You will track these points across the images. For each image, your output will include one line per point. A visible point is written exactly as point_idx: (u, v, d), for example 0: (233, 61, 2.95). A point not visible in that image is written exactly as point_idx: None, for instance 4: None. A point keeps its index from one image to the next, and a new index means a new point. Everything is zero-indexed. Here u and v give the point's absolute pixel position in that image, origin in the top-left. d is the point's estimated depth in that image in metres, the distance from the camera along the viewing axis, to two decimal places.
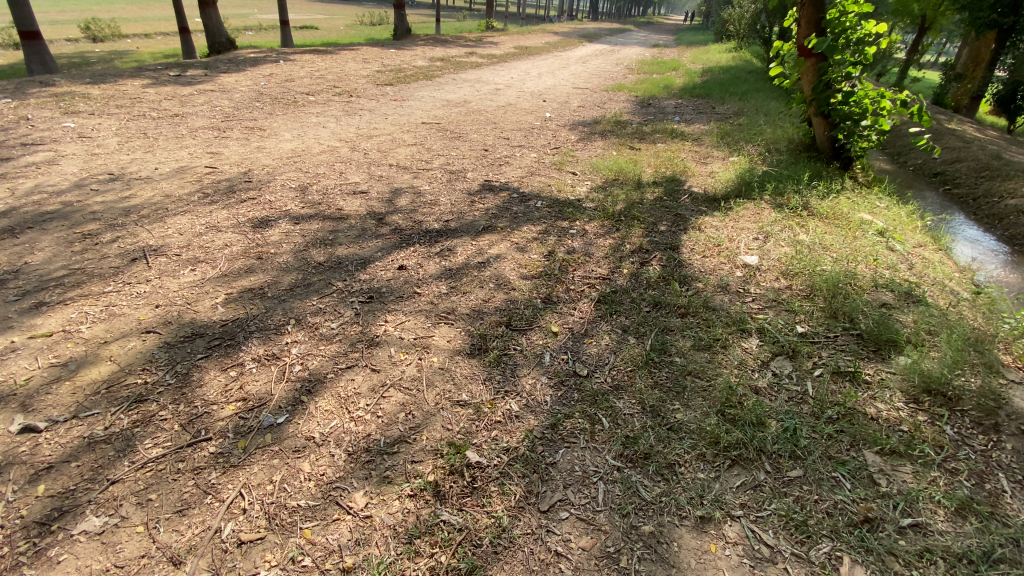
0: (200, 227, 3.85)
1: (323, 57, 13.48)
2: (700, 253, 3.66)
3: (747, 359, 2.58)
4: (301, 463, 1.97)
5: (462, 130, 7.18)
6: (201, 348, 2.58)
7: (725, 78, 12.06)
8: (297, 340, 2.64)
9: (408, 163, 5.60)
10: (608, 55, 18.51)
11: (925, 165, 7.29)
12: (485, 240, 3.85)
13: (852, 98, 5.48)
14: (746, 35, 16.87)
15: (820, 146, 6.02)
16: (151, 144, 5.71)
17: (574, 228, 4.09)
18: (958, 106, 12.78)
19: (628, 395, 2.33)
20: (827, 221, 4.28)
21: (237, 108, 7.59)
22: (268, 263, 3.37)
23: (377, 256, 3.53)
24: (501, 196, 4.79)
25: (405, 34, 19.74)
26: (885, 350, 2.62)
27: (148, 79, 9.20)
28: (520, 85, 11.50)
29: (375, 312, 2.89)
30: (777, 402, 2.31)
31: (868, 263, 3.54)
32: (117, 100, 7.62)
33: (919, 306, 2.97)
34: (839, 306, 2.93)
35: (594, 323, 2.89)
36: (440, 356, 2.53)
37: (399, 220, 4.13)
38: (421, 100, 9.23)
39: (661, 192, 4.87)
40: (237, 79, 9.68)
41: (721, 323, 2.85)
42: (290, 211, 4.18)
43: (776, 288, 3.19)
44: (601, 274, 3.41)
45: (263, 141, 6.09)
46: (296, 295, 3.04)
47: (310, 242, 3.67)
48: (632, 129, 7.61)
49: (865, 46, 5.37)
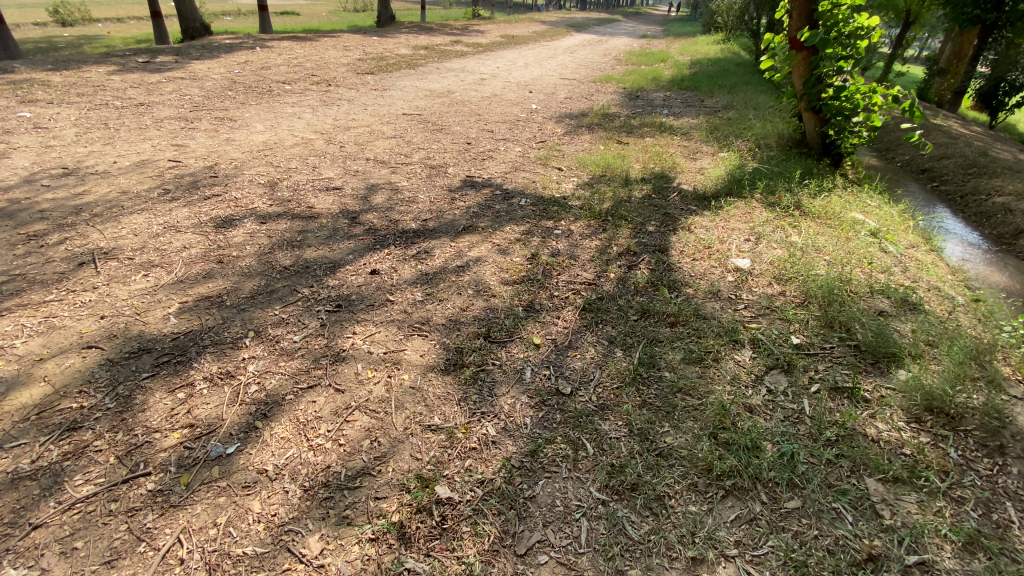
0: (157, 227, 3.57)
1: (302, 43, 13.02)
2: (690, 256, 3.50)
3: (740, 374, 2.42)
4: (251, 502, 1.76)
5: (444, 122, 6.93)
6: (148, 365, 2.34)
7: (713, 70, 11.92)
8: (255, 357, 2.42)
9: (387, 157, 5.34)
10: (596, 45, 18.24)
11: (913, 161, 7.22)
12: (465, 241, 3.64)
13: (844, 93, 5.34)
14: (736, 26, 16.72)
15: (811, 142, 5.89)
16: (111, 135, 5.37)
17: (559, 228, 3.90)
18: (940, 101, 12.82)
19: (614, 417, 2.16)
20: (819, 221, 4.15)
21: (208, 97, 7.22)
22: (229, 268, 3.13)
23: (348, 259, 3.30)
24: (484, 193, 4.58)
25: (389, 21, 19.23)
26: (884, 363, 2.48)
27: (115, 66, 8.75)
28: (506, 75, 11.22)
29: (343, 323, 2.67)
30: (773, 422, 2.15)
31: (862, 267, 3.41)
32: (78, 87, 7.20)
33: (917, 315, 2.84)
34: (835, 315, 2.79)
35: (578, 333, 2.71)
36: (411, 373, 2.33)
37: (374, 220, 3.90)
38: (403, 90, 8.92)
39: (649, 190, 4.69)
40: (210, 66, 9.27)
41: (712, 333, 2.69)
42: (257, 209, 3.92)
43: (769, 294, 3.04)
44: (586, 279, 3.22)
45: (234, 133, 5.77)
46: (257, 303, 2.81)
47: (277, 244, 3.43)
48: (620, 122, 7.40)
49: (858, 39, 5.22)
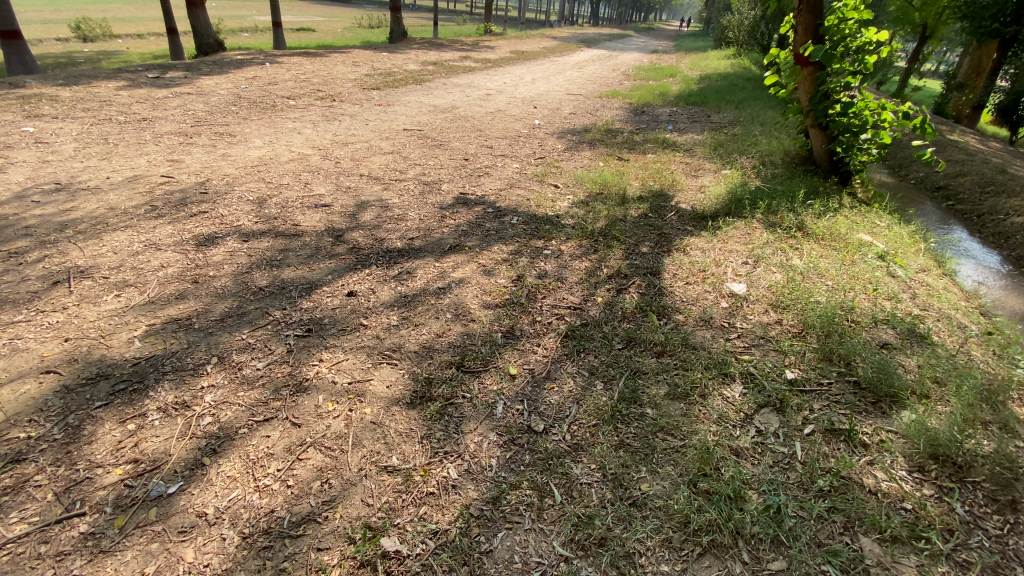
0: (138, 245, 3.52)
1: (312, 59, 13.20)
2: (683, 279, 3.34)
3: (727, 412, 2.25)
4: (184, 549, 1.64)
5: (444, 138, 6.88)
6: (103, 394, 2.25)
7: (722, 85, 11.79)
8: (214, 386, 2.32)
9: (381, 173, 5.28)
10: (605, 60, 18.24)
11: (927, 178, 6.99)
12: (449, 261, 3.53)
13: (852, 109, 5.17)
14: (747, 41, 16.60)
15: (817, 159, 5.71)
16: (110, 151, 5.40)
17: (549, 248, 3.77)
18: (959, 116, 12.57)
19: (587, 459, 2.00)
20: (823, 242, 3.97)
21: (211, 112, 7.27)
22: (204, 288, 3.05)
23: (326, 279, 3.20)
24: (475, 210, 4.47)
25: (401, 37, 19.48)
26: (886, 403, 2.29)
27: (125, 82, 8.91)
28: (512, 90, 11.21)
29: (310, 349, 2.56)
30: (760, 469, 1.97)
31: (867, 293, 3.22)
32: (85, 102, 7.30)
33: (924, 348, 2.64)
34: (834, 347, 2.61)
35: (558, 362, 2.55)
36: (374, 406, 2.20)
37: (359, 238, 3.81)
38: (406, 105, 8.92)
39: (646, 208, 4.55)
40: (218, 81, 9.39)
41: (700, 365, 2.53)
42: (242, 227, 3.85)
43: (764, 322, 2.86)
44: (572, 303, 3.08)
45: (231, 148, 5.77)
46: (225, 327, 2.72)
47: (256, 263, 3.34)
48: (623, 138, 7.29)
49: (866, 55, 5.06)
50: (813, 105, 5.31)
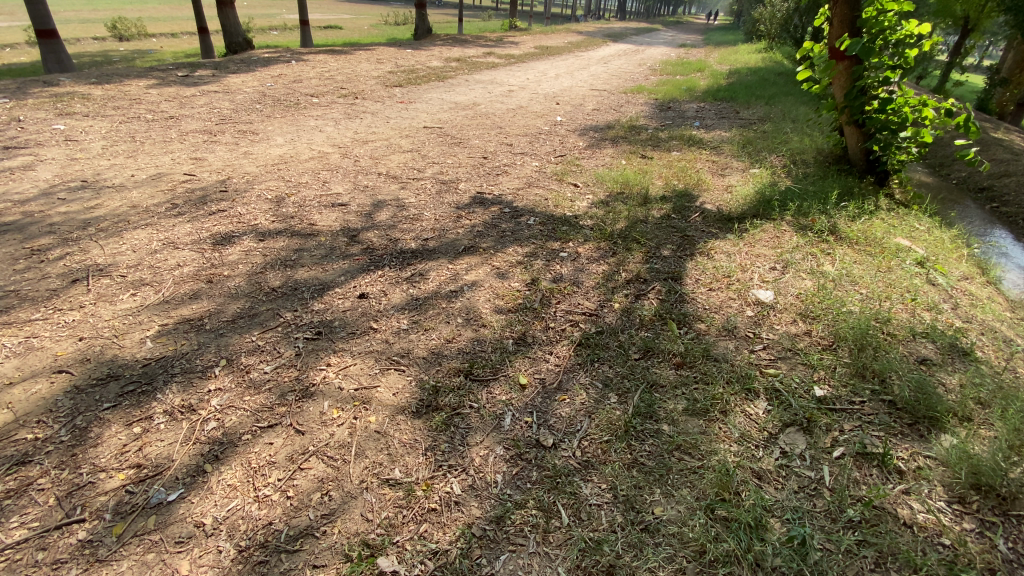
0: (156, 243, 3.55)
1: (336, 56, 13.29)
2: (706, 285, 3.19)
3: (750, 431, 2.11)
4: (180, 561, 1.61)
5: (464, 136, 6.82)
6: (112, 395, 2.26)
7: (752, 80, 11.40)
8: (221, 390, 2.30)
9: (399, 172, 5.24)
10: (631, 55, 17.90)
11: (970, 178, 6.60)
12: (463, 263, 3.45)
13: (891, 105, 4.88)
14: (778, 34, 16.02)
15: (853, 158, 5.43)
16: (136, 149, 5.50)
17: (565, 250, 3.66)
18: (1002, 113, 11.88)
19: (597, 479, 1.90)
20: (857, 247, 3.75)
21: (236, 110, 7.37)
22: (216, 289, 3.05)
23: (338, 280, 3.17)
24: (492, 210, 4.39)
25: (425, 33, 19.48)
26: (925, 426, 2.12)
27: (155, 80, 9.10)
28: (535, 87, 11.07)
29: (318, 353, 2.52)
30: (783, 495, 1.84)
31: (905, 303, 3.01)
32: (117, 101, 7.49)
33: (968, 365, 2.44)
34: (868, 363, 2.43)
35: (571, 372, 2.45)
36: (379, 414, 2.15)
37: (373, 238, 3.76)
38: (428, 102, 8.90)
39: (669, 209, 4.39)
40: (244, 79, 9.53)
41: (722, 379, 2.39)
42: (259, 226, 3.85)
43: (791, 333, 2.70)
44: (587, 309, 2.97)
45: (253, 146, 5.81)
46: (235, 328, 2.70)
47: (270, 263, 3.33)
48: (647, 135, 7.09)
49: (908, 48, 4.77)
50: (849, 101, 5.04)
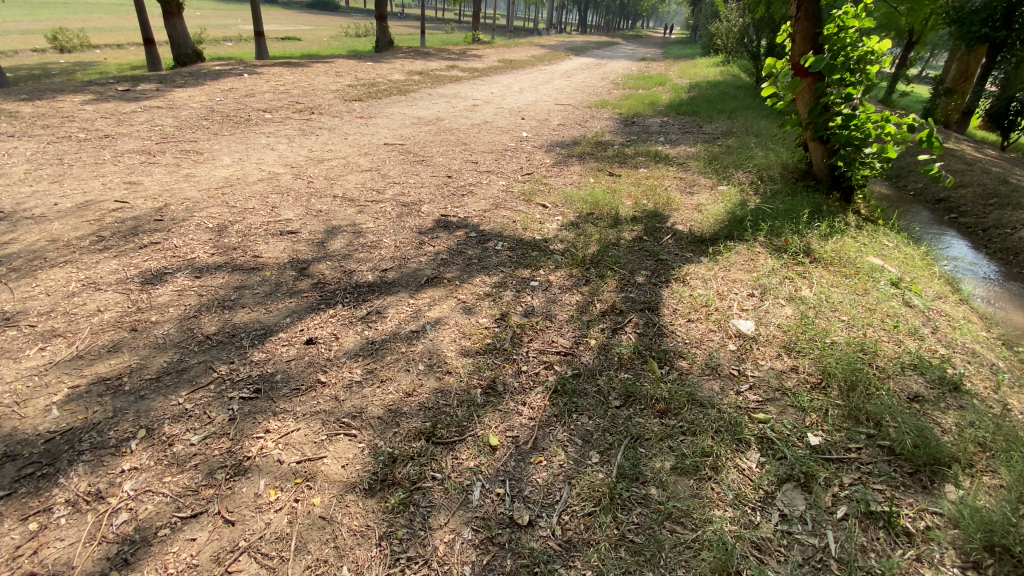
0: (74, 284, 3.13)
1: (293, 69, 12.81)
2: (685, 316, 3.02)
3: (744, 490, 1.91)
4: None
5: (426, 153, 6.55)
6: (3, 480, 1.88)
7: (712, 94, 11.58)
8: (137, 470, 1.94)
9: (356, 193, 4.92)
10: (594, 68, 18.09)
11: (926, 189, 6.75)
12: (426, 297, 3.17)
13: (854, 122, 4.89)
14: (735, 49, 16.48)
15: (818, 174, 5.44)
16: (62, 172, 4.99)
17: (536, 279, 3.43)
18: (948, 121, 12.45)
19: (580, 564, 1.65)
20: (832, 268, 3.67)
21: (179, 128, 6.88)
22: (141, 338, 2.66)
23: (284, 323, 2.84)
24: (457, 235, 4.13)
25: (387, 46, 19.14)
26: (927, 476, 1.96)
27: (92, 95, 8.48)
28: (499, 101, 10.91)
29: (256, 417, 2.19)
30: (787, 571, 1.64)
31: (886, 330, 2.92)
32: (45, 119, 6.88)
33: (960, 401, 2.33)
34: (860, 404, 2.29)
35: (546, 427, 2.20)
36: (326, 494, 1.85)
37: (325, 271, 3.43)
38: (389, 117, 8.59)
39: (641, 231, 4.24)
40: (191, 94, 9.00)
41: (710, 428, 2.19)
42: (196, 260, 3.47)
43: (777, 370, 2.54)
44: (562, 347, 2.73)
45: (196, 167, 5.37)
46: (159, 389, 2.34)
47: (207, 304, 2.97)
48: (614, 151, 7.00)
49: (868, 65, 4.81)
50: (814, 117, 5.04)
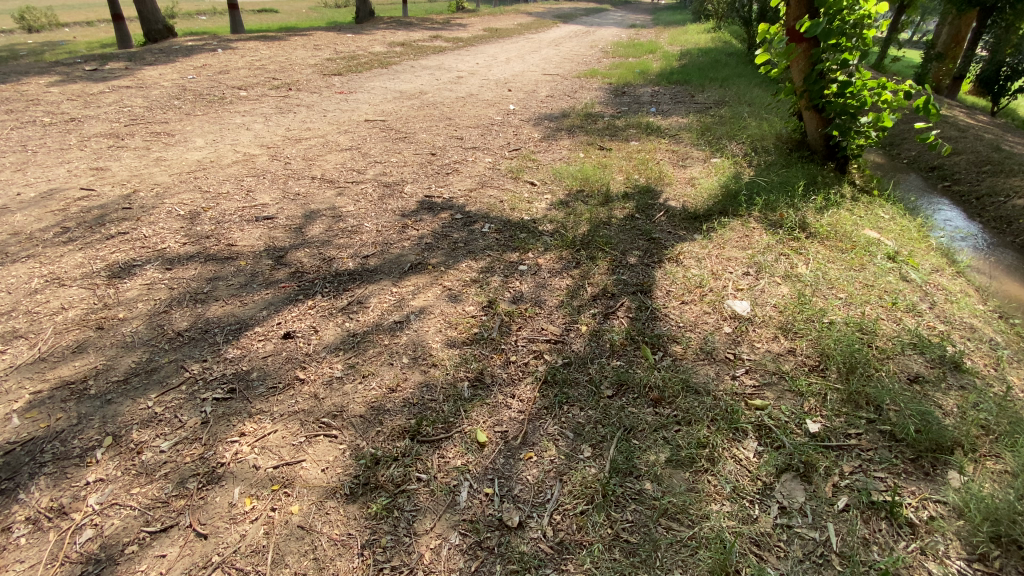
0: (37, 280, 2.96)
1: (270, 43, 12.29)
2: (679, 298, 2.91)
3: (742, 483, 1.84)
4: None
5: (409, 129, 6.31)
6: None
7: (704, 61, 11.27)
8: (103, 482, 1.85)
9: (336, 174, 4.72)
10: (583, 37, 17.56)
11: (921, 157, 6.63)
12: (410, 284, 3.04)
13: (850, 89, 4.73)
14: (726, 14, 16.03)
15: (813, 144, 5.29)
16: (26, 159, 4.73)
17: (524, 262, 3.30)
18: (938, 87, 12.16)
19: (572, 568, 1.58)
20: (828, 243, 3.57)
21: (150, 108, 6.56)
22: (109, 338, 2.53)
23: (259, 317, 2.70)
24: (442, 217, 3.97)
25: (368, 16, 18.42)
26: (928, 463, 1.91)
27: (57, 76, 8.07)
28: (485, 72, 10.54)
29: (230, 419, 2.09)
30: (787, 567, 1.58)
31: (884, 307, 2.84)
32: (7, 102, 6.54)
33: (961, 382, 2.27)
34: (859, 388, 2.22)
35: (536, 420, 2.10)
36: (304, 501, 1.76)
37: (303, 258, 3.28)
38: (371, 92, 8.26)
39: (632, 208, 4.11)
40: (162, 72, 8.59)
41: (705, 416, 2.10)
42: (166, 250, 3.30)
43: (773, 353, 2.46)
44: (552, 335, 2.62)
45: (166, 150, 5.11)
46: (128, 392, 2.22)
47: (178, 298, 2.83)
48: (604, 123, 6.78)
49: (864, 29, 4.63)
50: (809, 85, 4.87)
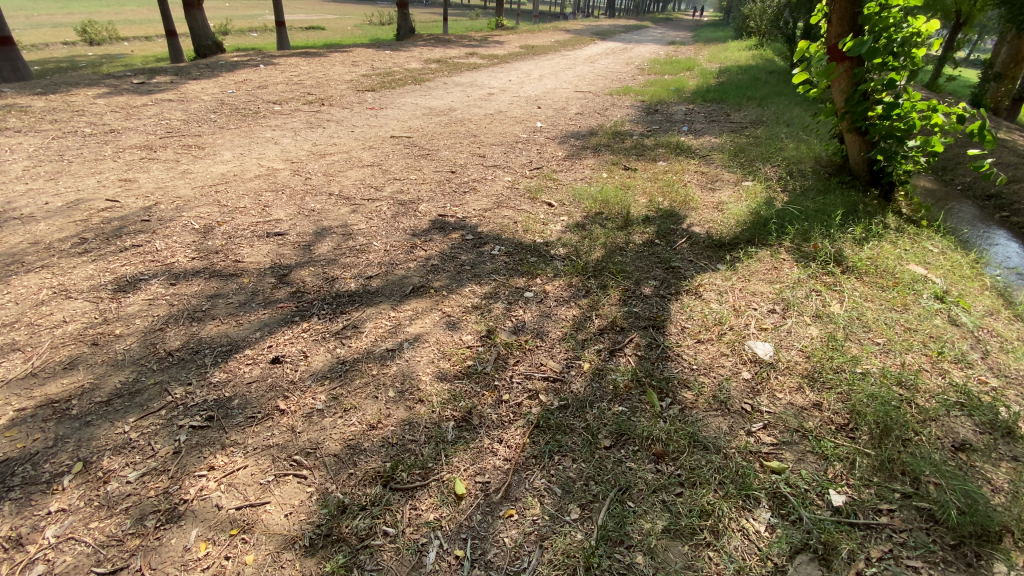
0: (46, 292, 3.00)
1: (310, 59, 12.69)
2: (695, 335, 2.68)
3: (748, 563, 1.61)
4: None
5: (433, 146, 6.28)
6: None
7: (743, 79, 10.93)
8: (64, 512, 1.79)
9: (354, 191, 4.71)
10: (619, 54, 17.41)
11: (976, 184, 6.14)
12: (409, 309, 2.92)
13: (896, 112, 4.39)
14: (768, 31, 15.59)
15: (856, 169, 4.94)
16: (61, 169, 4.93)
17: (531, 288, 3.14)
18: (997, 107, 11.39)
19: None
20: (867, 278, 3.26)
21: (186, 121, 6.79)
22: (101, 355, 2.51)
23: (251, 338, 2.64)
24: (453, 237, 3.86)
25: (408, 34, 18.84)
26: (972, 553, 1.64)
27: (107, 89, 8.49)
28: (516, 89, 10.53)
29: (202, 450, 2.01)
30: None
31: (928, 357, 2.53)
32: (57, 114, 6.89)
33: (1017, 454, 1.96)
34: (894, 455, 1.95)
35: (522, 471, 1.92)
36: (261, 551, 1.64)
37: (306, 278, 3.22)
38: (400, 108, 8.34)
39: (653, 233, 3.89)
40: (204, 86, 8.93)
41: (712, 478, 1.88)
42: (174, 265, 3.31)
43: (796, 407, 2.20)
44: (551, 372, 2.44)
45: (194, 163, 5.24)
46: (107, 414, 2.18)
47: (175, 315, 2.80)
48: (632, 142, 6.58)
49: (914, 47, 4.29)
50: (851, 106, 4.55)
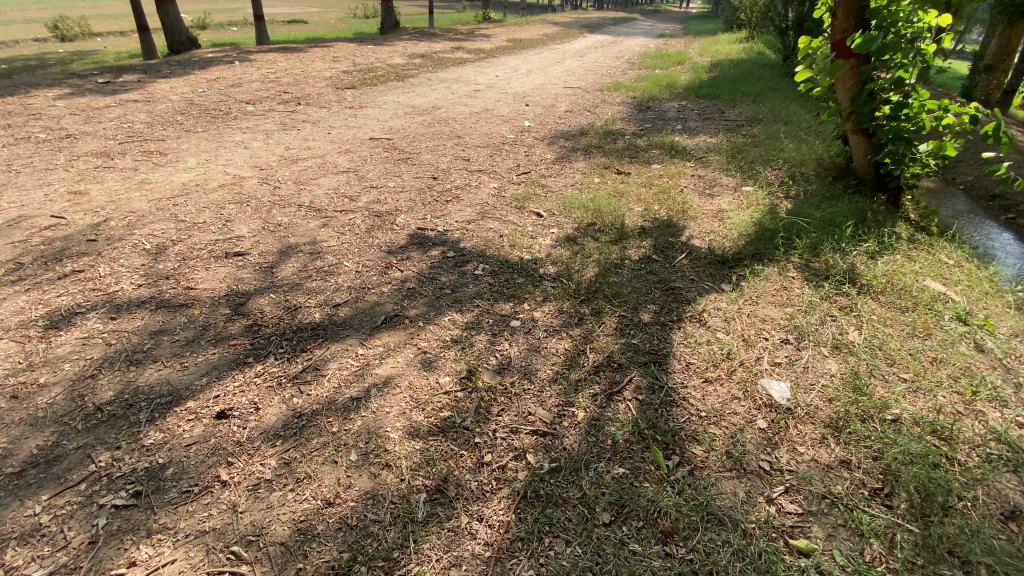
0: None
1: (289, 55, 12.22)
2: (702, 374, 2.38)
3: None
4: None
5: (415, 149, 5.93)
6: None
7: (735, 74, 10.66)
8: None
9: (326, 201, 4.35)
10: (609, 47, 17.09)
11: (978, 184, 5.90)
12: (380, 344, 2.59)
13: (905, 112, 4.11)
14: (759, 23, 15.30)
15: (861, 172, 4.67)
16: (6, 181, 4.52)
17: (517, 316, 2.83)
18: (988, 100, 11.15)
19: None
20: (883, 298, 2.99)
21: (150, 124, 6.36)
22: (19, 411, 2.16)
23: (197, 385, 2.30)
24: (432, 254, 3.53)
25: (393, 28, 18.34)
26: None
27: (70, 89, 8.02)
28: (502, 85, 10.14)
29: (124, 539, 1.68)
30: None
31: (962, 396, 2.25)
32: (12, 117, 6.44)
33: None
34: (940, 530, 1.66)
35: (506, 560, 1.62)
36: None
37: (265, 307, 2.87)
38: (382, 107, 7.96)
39: (649, 248, 3.59)
40: (174, 85, 8.49)
41: (730, 565, 1.58)
42: (118, 293, 2.95)
43: (822, 465, 1.92)
44: (539, 423, 2.13)
45: (153, 172, 4.84)
46: (17, 490, 1.83)
47: (113, 358, 2.45)
48: (624, 142, 6.27)
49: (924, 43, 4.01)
50: (856, 106, 4.26)
